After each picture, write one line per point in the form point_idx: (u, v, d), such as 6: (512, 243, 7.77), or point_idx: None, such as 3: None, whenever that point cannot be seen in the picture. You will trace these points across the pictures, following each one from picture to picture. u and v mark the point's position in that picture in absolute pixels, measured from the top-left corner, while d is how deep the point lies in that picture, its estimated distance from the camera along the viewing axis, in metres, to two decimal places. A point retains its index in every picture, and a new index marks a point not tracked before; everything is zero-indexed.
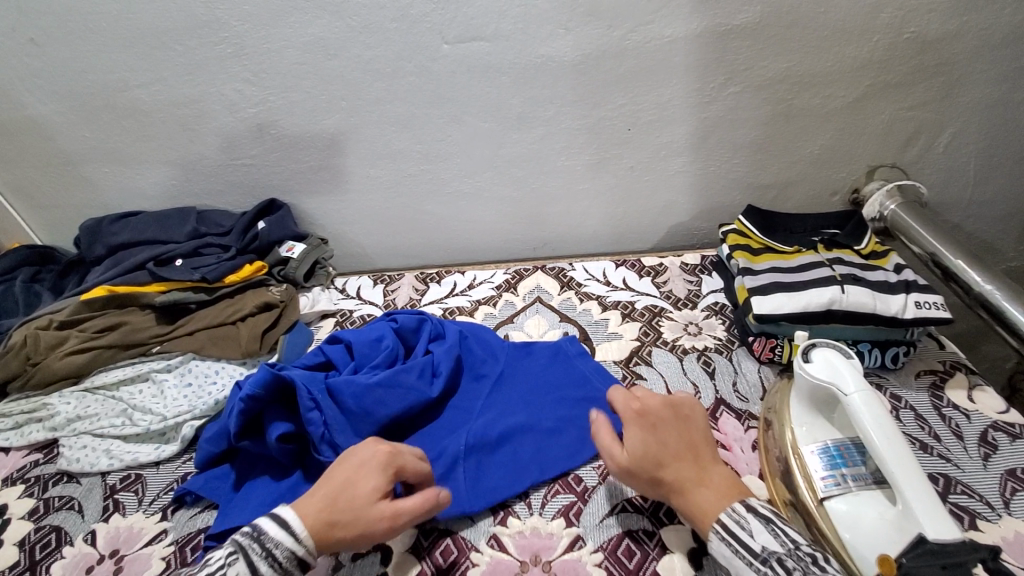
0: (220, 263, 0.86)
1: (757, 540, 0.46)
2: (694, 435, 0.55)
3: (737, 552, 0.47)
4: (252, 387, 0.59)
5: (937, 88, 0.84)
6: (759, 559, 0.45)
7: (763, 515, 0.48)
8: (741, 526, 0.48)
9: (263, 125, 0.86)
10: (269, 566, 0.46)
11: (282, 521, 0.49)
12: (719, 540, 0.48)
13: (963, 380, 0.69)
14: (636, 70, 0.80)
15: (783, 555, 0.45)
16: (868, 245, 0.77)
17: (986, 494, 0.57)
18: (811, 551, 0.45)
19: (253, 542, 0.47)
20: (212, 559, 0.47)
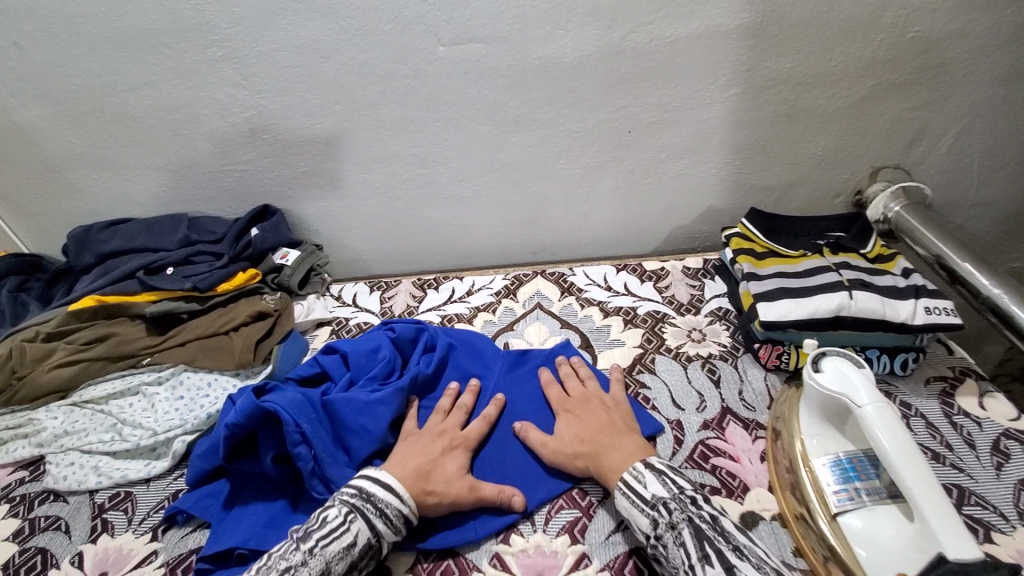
0: (212, 271, 0.84)
1: (648, 488, 0.52)
2: (615, 419, 0.63)
3: (632, 501, 0.52)
4: (241, 415, 0.58)
5: (942, 89, 0.82)
6: (649, 505, 0.51)
7: (656, 470, 0.54)
8: (637, 480, 0.53)
9: (255, 130, 0.84)
10: (384, 524, 0.52)
11: (386, 485, 0.55)
12: (621, 494, 0.54)
13: (973, 386, 0.67)
14: (636, 72, 0.78)
15: (668, 500, 0.51)
16: (874, 248, 0.75)
17: (1000, 505, 0.56)
18: (694, 493, 0.51)
19: (365, 503, 0.53)
20: (325, 516, 0.52)
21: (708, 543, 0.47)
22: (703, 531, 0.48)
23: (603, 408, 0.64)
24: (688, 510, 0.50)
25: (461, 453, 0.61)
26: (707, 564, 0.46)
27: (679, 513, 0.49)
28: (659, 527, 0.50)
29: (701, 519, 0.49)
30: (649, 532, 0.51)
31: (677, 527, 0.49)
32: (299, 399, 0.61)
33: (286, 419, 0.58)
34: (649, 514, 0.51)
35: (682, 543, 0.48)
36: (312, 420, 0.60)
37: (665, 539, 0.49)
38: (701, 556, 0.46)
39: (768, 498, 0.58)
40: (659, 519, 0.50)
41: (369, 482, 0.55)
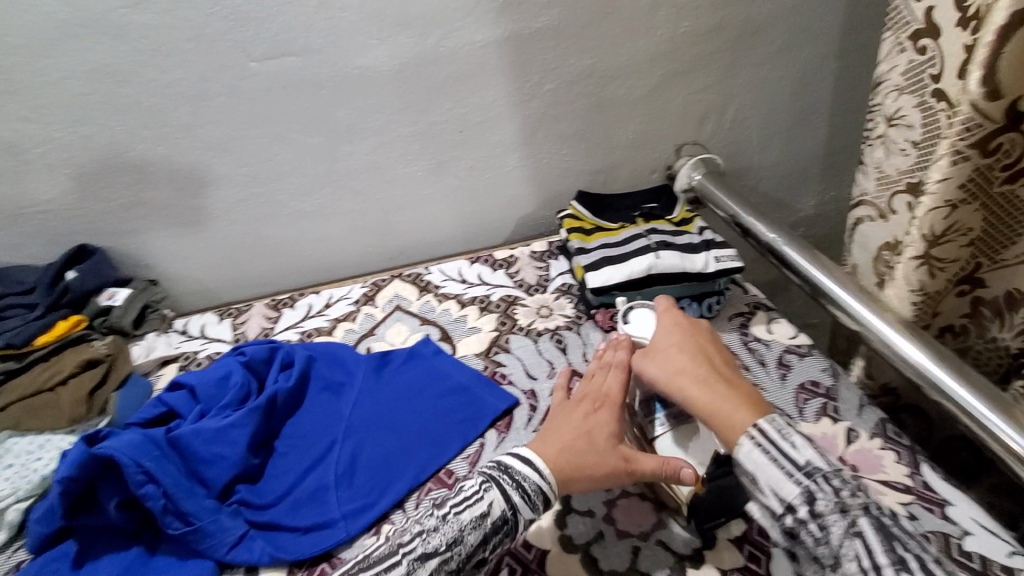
0: (26, 324, 0.77)
1: (801, 456, 0.47)
2: (708, 346, 0.61)
3: (773, 462, 0.48)
4: (69, 469, 0.55)
5: (716, 73, 0.98)
6: (803, 472, 0.46)
7: (801, 434, 0.49)
8: (783, 439, 0.48)
9: (55, 164, 0.77)
10: (520, 496, 0.52)
11: (524, 460, 0.55)
12: (749, 445, 0.49)
13: (762, 316, 0.81)
14: (455, 75, 0.84)
15: (827, 473, 0.47)
16: (679, 214, 0.88)
17: (785, 407, 0.69)
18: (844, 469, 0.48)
19: (502, 474, 0.54)
20: (465, 487, 0.54)
21: (887, 539, 0.44)
22: (886, 527, 0.44)
23: (687, 336, 0.62)
24: (864, 501, 0.46)
25: (606, 413, 0.59)
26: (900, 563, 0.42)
27: (854, 499, 0.45)
28: (822, 505, 0.45)
29: (878, 512, 0.45)
30: (795, 505, 0.46)
31: (855, 514, 0.45)
32: (138, 438, 0.58)
33: (124, 461, 0.55)
34: (802, 486, 0.46)
35: (855, 534, 0.44)
36: (156, 457, 0.58)
37: (824, 519, 0.45)
38: (893, 559, 0.42)
39: None
40: (814, 491, 0.46)
41: (506, 457, 0.56)
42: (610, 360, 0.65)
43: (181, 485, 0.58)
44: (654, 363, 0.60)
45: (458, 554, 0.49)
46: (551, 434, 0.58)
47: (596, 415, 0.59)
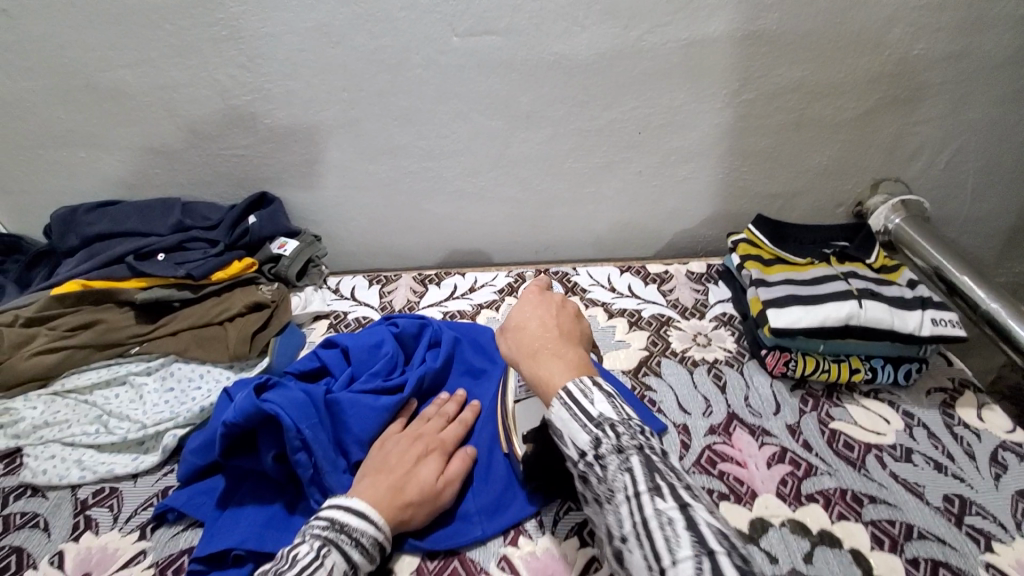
0: (207, 259, 0.80)
1: (594, 407, 0.44)
2: (566, 322, 0.57)
3: (574, 417, 0.44)
4: (234, 417, 0.55)
5: (947, 103, 0.83)
6: (593, 423, 0.43)
7: (606, 390, 0.45)
8: (583, 395, 0.45)
9: (255, 114, 0.81)
10: (359, 554, 0.48)
11: (359, 513, 0.50)
12: (559, 405, 0.45)
13: (972, 398, 0.69)
14: (651, 73, 0.77)
15: (616, 422, 0.42)
16: (878, 258, 0.77)
17: (1000, 514, 0.56)
18: (642, 425, 0.43)
19: (339, 534, 0.48)
20: (295, 554, 0.46)
21: (659, 475, 0.38)
22: (654, 462, 0.39)
23: (555, 308, 0.58)
24: (641, 439, 0.41)
25: (435, 459, 0.57)
26: (658, 494, 0.37)
27: (629, 438, 0.41)
28: (602, 448, 0.41)
29: (654, 451, 0.40)
30: (587, 450, 0.42)
31: (626, 453, 0.40)
32: (300, 400, 0.58)
33: (287, 424, 0.55)
34: (591, 432, 0.42)
35: (626, 470, 0.39)
36: (313, 424, 0.57)
37: (605, 460, 0.41)
38: (652, 486, 0.37)
39: (776, 504, 0.57)
40: (603, 438, 0.42)
41: (340, 511, 0.50)
42: (449, 412, 0.64)
43: (330, 458, 0.57)
44: (512, 327, 0.57)
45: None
46: (378, 474, 0.54)
47: (426, 461, 0.57)
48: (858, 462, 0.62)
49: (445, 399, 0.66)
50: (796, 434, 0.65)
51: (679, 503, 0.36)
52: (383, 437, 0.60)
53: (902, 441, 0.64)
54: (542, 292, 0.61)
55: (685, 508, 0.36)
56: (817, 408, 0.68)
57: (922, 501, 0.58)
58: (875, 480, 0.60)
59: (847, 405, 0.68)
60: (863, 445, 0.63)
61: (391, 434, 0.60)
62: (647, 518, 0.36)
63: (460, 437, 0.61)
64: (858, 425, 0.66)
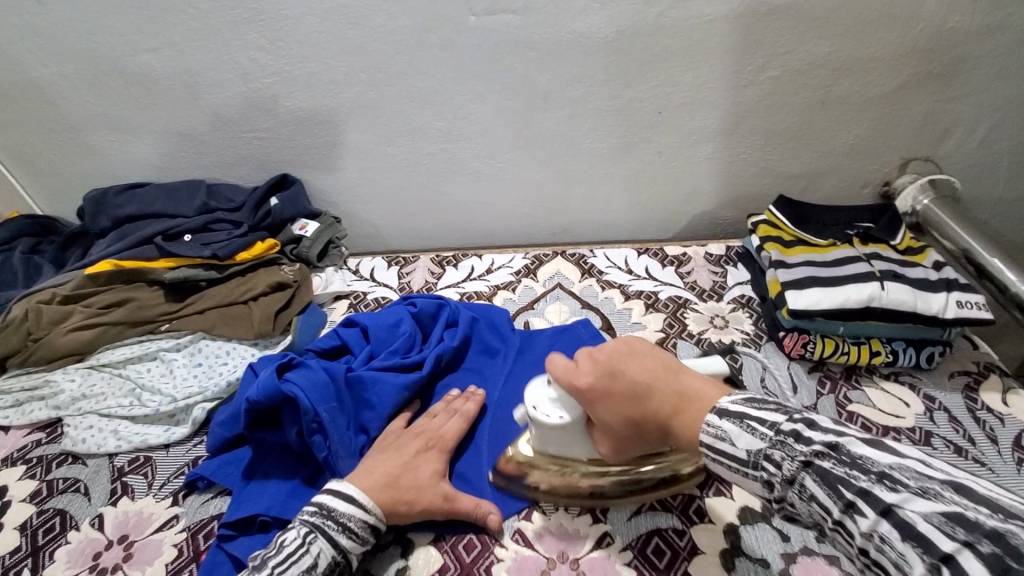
0: (231, 240, 0.83)
1: (740, 447, 0.44)
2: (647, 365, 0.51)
3: (732, 467, 0.44)
4: (256, 396, 0.57)
5: (981, 80, 0.79)
6: (751, 465, 0.43)
7: (735, 415, 0.45)
8: (719, 441, 0.45)
9: (276, 97, 0.82)
10: (348, 538, 0.51)
11: (347, 498, 0.52)
12: (711, 460, 0.46)
13: (997, 382, 0.67)
14: (671, 50, 0.76)
15: (768, 450, 0.42)
16: (903, 240, 0.76)
17: (1021, 499, 0.56)
18: (792, 427, 0.42)
19: (326, 520, 0.51)
20: (284, 540, 0.50)
21: (842, 485, 0.38)
22: (831, 473, 0.39)
23: (628, 361, 0.52)
24: (802, 454, 0.41)
25: (436, 456, 0.58)
26: (855, 514, 0.37)
27: (791, 463, 0.41)
28: (775, 485, 0.42)
29: (821, 458, 0.40)
30: (767, 493, 0.43)
31: (798, 478, 0.41)
32: (320, 381, 0.59)
33: (305, 405, 0.56)
34: (758, 474, 0.43)
35: (811, 495, 0.40)
36: (331, 408, 0.58)
37: (788, 498, 0.42)
38: (845, 506, 0.38)
39: None
40: (770, 478, 0.42)
41: (329, 497, 0.52)
42: (455, 407, 0.64)
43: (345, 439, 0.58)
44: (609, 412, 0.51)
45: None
46: (376, 465, 0.56)
47: (425, 455, 0.58)
48: None
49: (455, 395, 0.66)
50: None
51: (882, 511, 0.36)
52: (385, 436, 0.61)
53: (922, 425, 0.63)
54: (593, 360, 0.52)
55: (890, 512, 0.36)
56: (835, 390, 0.67)
57: None
58: None
59: (866, 388, 0.67)
60: (882, 428, 0.63)
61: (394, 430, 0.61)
62: (863, 541, 0.37)
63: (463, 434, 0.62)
64: (877, 408, 0.65)
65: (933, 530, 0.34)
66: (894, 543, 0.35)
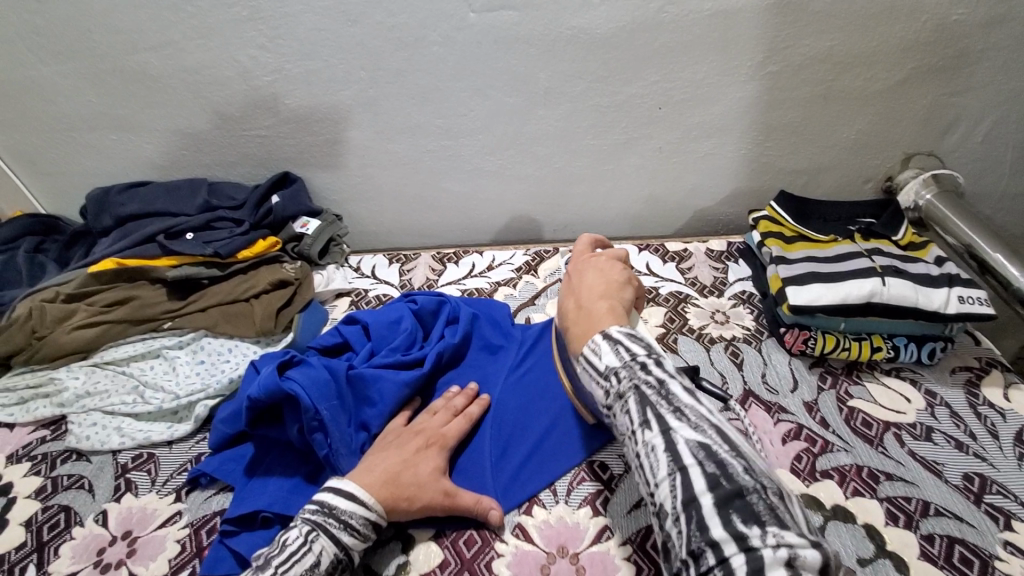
0: (233, 238, 0.83)
1: (603, 362, 0.48)
2: (595, 281, 0.60)
3: (590, 376, 0.49)
4: (256, 394, 0.57)
5: (984, 74, 0.79)
6: (603, 377, 0.48)
7: (613, 339, 0.49)
8: (593, 354, 0.49)
9: (276, 95, 0.82)
10: (350, 535, 0.50)
11: (348, 496, 0.52)
12: (580, 368, 0.51)
13: (999, 378, 0.67)
14: (671, 46, 0.76)
15: (619, 368, 0.47)
16: (905, 236, 0.75)
17: (1021, 493, 0.56)
18: (645, 360, 0.47)
19: (328, 518, 0.50)
20: (285, 538, 0.50)
21: (651, 408, 0.43)
22: (649, 396, 0.44)
23: (585, 275, 0.61)
24: (637, 377, 0.45)
25: (436, 454, 0.58)
26: (647, 428, 0.42)
27: (627, 381, 0.45)
28: (609, 396, 0.47)
29: (648, 384, 0.45)
30: (600, 400, 0.48)
31: (626, 397, 0.45)
32: (320, 380, 0.59)
33: (305, 404, 0.56)
34: (602, 386, 0.48)
35: (627, 410, 0.44)
36: (331, 406, 0.58)
37: (612, 407, 0.46)
38: (643, 420, 0.43)
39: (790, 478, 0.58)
40: (612, 390, 0.47)
41: (330, 494, 0.52)
42: (456, 405, 0.64)
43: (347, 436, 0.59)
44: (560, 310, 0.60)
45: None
46: (375, 462, 0.56)
47: (425, 452, 0.58)
48: (876, 440, 0.61)
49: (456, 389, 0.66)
50: (813, 411, 0.64)
51: (662, 430, 0.42)
52: (384, 434, 0.60)
53: (923, 420, 0.63)
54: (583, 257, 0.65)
55: (667, 433, 0.41)
56: (836, 385, 0.67)
57: (941, 479, 0.57)
58: (893, 457, 0.59)
59: (867, 383, 0.67)
60: (882, 423, 0.63)
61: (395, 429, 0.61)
62: (643, 449, 0.43)
63: (463, 433, 0.61)
64: (878, 403, 0.65)
65: (689, 452, 0.40)
66: (658, 454, 0.41)
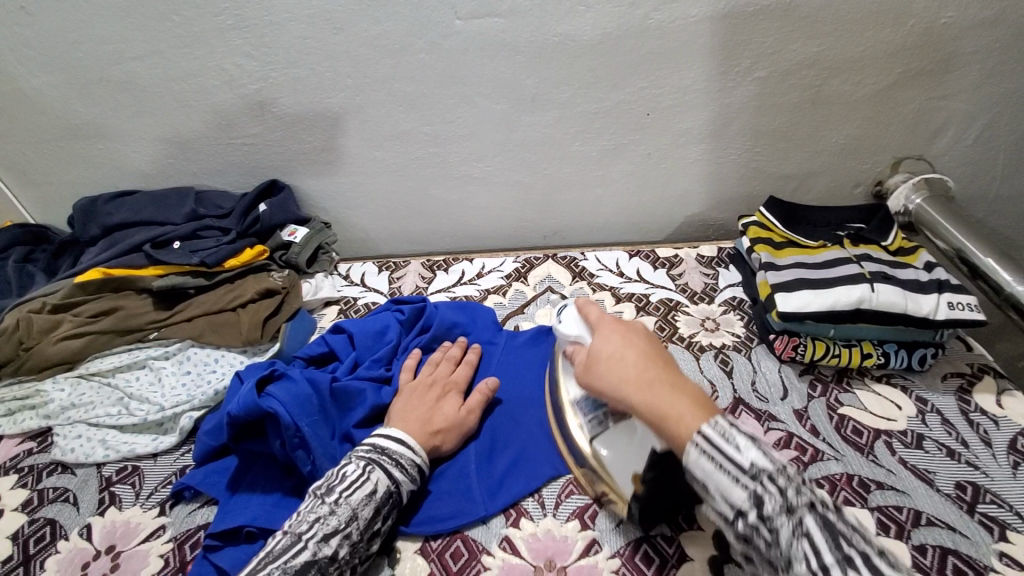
0: (220, 247, 0.83)
1: (744, 455, 0.40)
2: (661, 350, 0.52)
3: (722, 470, 0.40)
4: (235, 411, 0.57)
5: (973, 77, 0.79)
6: (748, 475, 0.39)
7: (747, 433, 0.41)
8: (726, 441, 0.41)
9: (263, 103, 0.82)
10: (401, 473, 0.54)
11: (398, 439, 0.56)
12: (698, 454, 0.41)
13: (991, 384, 0.67)
14: (659, 52, 0.75)
15: (774, 472, 0.39)
16: (896, 241, 0.75)
17: (1013, 502, 0.55)
18: (793, 471, 0.41)
19: (381, 455, 0.54)
20: (342, 472, 0.52)
21: (843, 541, 0.37)
22: (834, 524, 0.38)
23: (644, 338, 0.52)
24: (806, 493, 0.39)
25: (455, 396, 0.63)
26: (850, 569, 0.36)
27: (797, 495, 0.39)
28: (766, 506, 0.38)
29: (823, 507, 0.39)
30: (746, 509, 0.39)
31: (799, 513, 0.38)
32: (301, 396, 0.59)
33: (286, 420, 0.56)
34: (750, 489, 0.39)
35: (803, 536, 0.37)
36: (312, 421, 0.58)
37: (772, 522, 0.38)
38: (840, 557, 0.36)
39: None
40: (761, 494, 0.39)
41: (380, 438, 0.56)
42: (455, 356, 0.69)
43: (330, 450, 0.58)
44: (604, 362, 0.51)
45: (357, 528, 0.50)
46: (407, 412, 0.60)
47: (444, 396, 0.63)
48: (867, 448, 0.60)
49: (438, 360, 0.68)
50: (803, 419, 0.64)
51: None
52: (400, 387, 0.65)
53: (915, 428, 0.62)
54: (620, 321, 0.56)
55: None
56: (827, 393, 0.66)
57: (933, 488, 0.57)
58: (885, 466, 0.59)
59: (857, 390, 0.67)
60: (873, 431, 0.62)
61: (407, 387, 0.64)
62: None
63: (469, 377, 0.67)
64: (868, 411, 0.65)
65: None
66: None
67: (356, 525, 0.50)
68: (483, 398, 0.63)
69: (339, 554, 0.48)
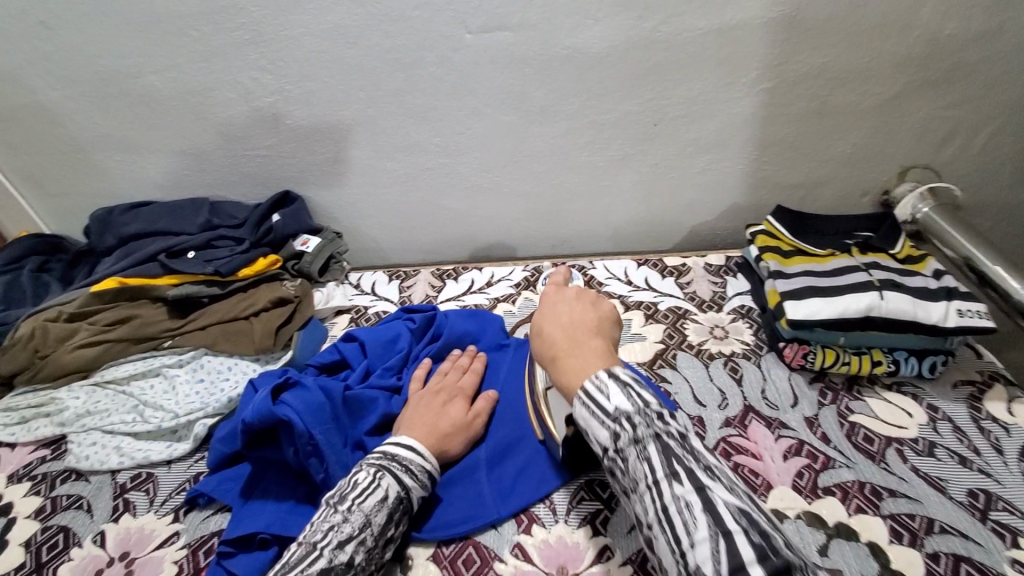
0: (233, 257, 0.84)
1: (611, 401, 0.43)
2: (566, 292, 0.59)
3: (593, 413, 0.43)
4: (248, 419, 0.57)
5: (977, 87, 0.79)
6: (611, 418, 0.42)
7: (622, 380, 0.44)
8: (599, 391, 0.44)
9: (277, 115, 0.83)
10: (411, 478, 0.54)
11: (408, 446, 0.56)
12: (578, 403, 0.45)
13: (1001, 391, 0.67)
14: (667, 63, 0.77)
15: (633, 414, 0.41)
16: (903, 249, 0.75)
17: None
18: (660, 407, 0.42)
19: (391, 462, 0.54)
20: (353, 479, 0.53)
21: (677, 460, 0.39)
22: (671, 448, 0.39)
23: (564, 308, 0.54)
24: (657, 426, 0.41)
25: (462, 401, 0.64)
26: (675, 480, 0.38)
27: (645, 428, 0.40)
28: (620, 441, 0.41)
29: (669, 436, 0.40)
30: (608, 445, 0.42)
31: (644, 443, 0.40)
32: (314, 404, 0.59)
33: (300, 428, 0.56)
34: (609, 428, 0.42)
35: (645, 459, 0.39)
36: (325, 428, 0.58)
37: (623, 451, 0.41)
38: (669, 473, 0.38)
39: (792, 496, 0.57)
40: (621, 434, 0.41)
41: (391, 445, 0.56)
42: (463, 364, 0.70)
43: (342, 457, 0.59)
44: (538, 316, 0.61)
45: (370, 534, 0.50)
46: (415, 418, 0.60)
47: (452, 403, 0.63)
48: (878, 455, 0.61)
49: (447, 370, 0.69)
50: (814, 427, 0.64)
51: (695, 486, 0.37)
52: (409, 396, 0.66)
53: (925, 435, 0.62)
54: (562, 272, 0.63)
55: (703, 490, 0.37)
56: (837, 401, 0.67)
57: (945, 496, 0.56)
58: (896, 474, 0.59)
59: (868, 399, 0.67)
60: (884, 438, 0.62)
61: (417, 395, 0.65)
62: (667, 503, 0.37)
63: (476, 384, 0.68)
64: (879, 418, 0.65)
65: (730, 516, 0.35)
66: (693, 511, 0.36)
67: (371, 531, 0.50)
68: (488, 405, 0.65)
69: (355, 561, 0.48)
